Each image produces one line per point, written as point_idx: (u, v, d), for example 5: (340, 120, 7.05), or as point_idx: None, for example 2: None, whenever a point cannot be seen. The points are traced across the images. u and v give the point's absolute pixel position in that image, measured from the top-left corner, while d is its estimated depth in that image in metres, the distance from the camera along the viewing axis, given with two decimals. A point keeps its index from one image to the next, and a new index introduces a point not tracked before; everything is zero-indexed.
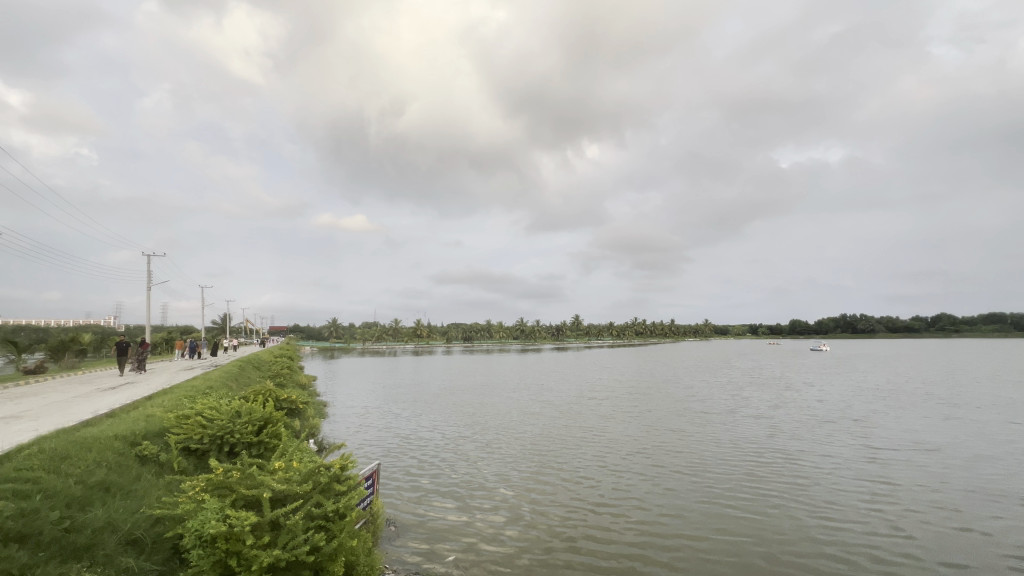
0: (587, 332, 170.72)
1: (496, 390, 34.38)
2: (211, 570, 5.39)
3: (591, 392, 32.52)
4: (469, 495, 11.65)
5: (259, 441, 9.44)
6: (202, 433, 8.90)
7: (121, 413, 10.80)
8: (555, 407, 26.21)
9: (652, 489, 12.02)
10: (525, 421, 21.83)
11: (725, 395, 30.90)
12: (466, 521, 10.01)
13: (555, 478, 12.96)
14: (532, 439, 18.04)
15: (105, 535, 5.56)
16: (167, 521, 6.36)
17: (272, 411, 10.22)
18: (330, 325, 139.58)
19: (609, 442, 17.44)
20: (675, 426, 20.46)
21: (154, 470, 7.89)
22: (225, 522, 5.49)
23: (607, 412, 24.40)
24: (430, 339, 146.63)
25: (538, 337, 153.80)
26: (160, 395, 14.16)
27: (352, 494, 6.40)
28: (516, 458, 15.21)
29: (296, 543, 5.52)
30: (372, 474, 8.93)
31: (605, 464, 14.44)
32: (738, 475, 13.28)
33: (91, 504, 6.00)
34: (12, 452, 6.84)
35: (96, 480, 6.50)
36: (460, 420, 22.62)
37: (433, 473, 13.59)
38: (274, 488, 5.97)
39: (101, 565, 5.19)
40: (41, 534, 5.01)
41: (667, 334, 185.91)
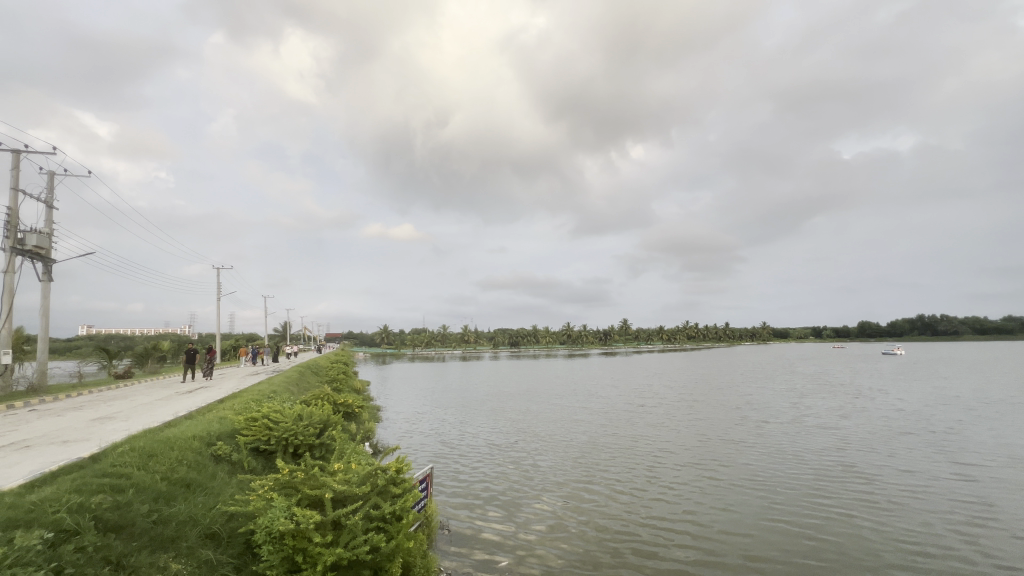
0: (636, 336, 166.89)
1: (543, 396, 34.36)
2: (280, 565, 5.71)
3: (640, 399, 31.71)
4: (520, 503, 11.77)
5: (320, 443, 9.92)
6: (269, 435, 9.47)
7: (196, 415, 11.71)
8: (602, 415, 25.74)
9: (709, 504, 11.61)
10: (573, 429, 21.68)
11: (787, 403, 29.28)
12: (518, 530, 10.13)
13: (604, 491, 12.71)
14: (579, 448, 17.81)
15: (188, 529, 6.01)
16: (240, 517, 6.79)
17: (331, 415, 10.71)
18: (382, 332, 144.26)
19: (660, 453, 16.93)
20: (731, 436, 19.61)
21: (228, 468, 8.47)
22: (292, 520, 5.80)
23: (658, 420, 23.72)
24: (478, 345, 148.45)
25: (585, 342, 152.01)
26: (230, 398, 15.23)
27: (408, 497, 6.55)
28: (564, 468, 15.04)
29: (357, 543, 5.73)
30: (426, 477, 9.12)
31: (657, 477, 13.98)
32: (803, 493, 12.45)
33: (175, 498, 6.51)
34: (108, 450, 7.56)
35: (179, 476, 7.06)
36: (508, 426, 22.80)
37: (481, 481, 13.70)
38: (335, 489, 6.23)
39: (184, 556, 5.60)
40: (134, 525, 5.49)
41: (722, 338, 178.33)
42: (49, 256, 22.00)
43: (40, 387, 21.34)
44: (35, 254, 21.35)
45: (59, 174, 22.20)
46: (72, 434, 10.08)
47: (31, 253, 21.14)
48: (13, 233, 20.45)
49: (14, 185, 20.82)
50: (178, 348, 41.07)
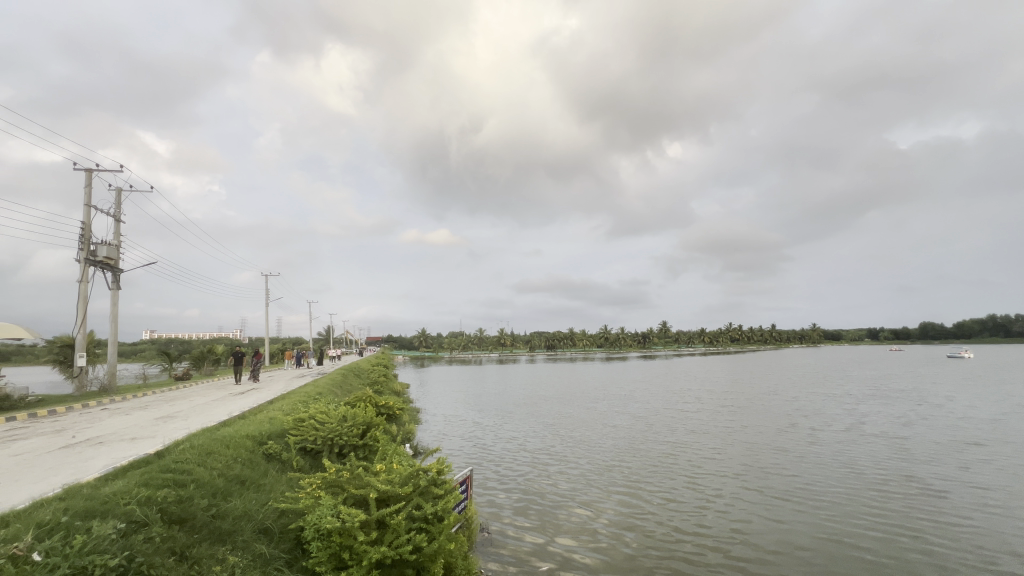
0: (676, 339, 162.71)
1: (580, 400, 34.07)
2: (328, 561, 5.91)
3: (681, 404, 30.85)
4: (558, 510, 11.73)
5: (363, 444, 10.20)
6: (315, 435, 9.82)
7: (249, 415, 12.32)
8: (641, 420, 25.14)
9: (754, 517, 11.19)
10: (611, 434, 21.39)
11: (840, 410, 27.75)
12: (555, 538, 10.09)
13: (642, 500, 12.38)
14: (616, 455, 17.44)
15: (243, 523, 6.32)
16: (290, 514, 7.07)
17: (373, 416, 10.98)
18: (420, 335, 146.98)
19: (702, 461, 16.44)
20: (778, 444, 18.79)
21: (278, 466, 8.84)
22: (339, 518, 5.99)
23: (699, 427, 23.05)
24: (514, 348, 148.69)
25: (623, 344, 149.43)
26: (280, 399, 15.93)
27: (449, 498, 6.63)
28: (601, 475, 14.76)
29: (400, 543, 5.85)
30: (466, 479, 9.20)
31: (698, 488, 13.48)
32: (857, 507, 11.76)
33: (231, 494, 6.87)
34: (170, 447, 8.06)
35: (234, 473, 7.44)
36: (545, 431, 22.77)
37: (517, 487, 13.65)
38: (379, 489, 6.37)
39: (240, 549, 5.89)
40: (195, 518, 5.84)
41: (767, 341, 171.00)
42: (117, 266, 23.77)
43: (109, 388, 23.01)
44: (105, 264, 23.11)
45: (125, 190, 23.94)
46: (138, 432, 10.78)
47: (102, 263, 22.90)
48: (87, 245, 22.22)
49: (88, 201, 22.66)
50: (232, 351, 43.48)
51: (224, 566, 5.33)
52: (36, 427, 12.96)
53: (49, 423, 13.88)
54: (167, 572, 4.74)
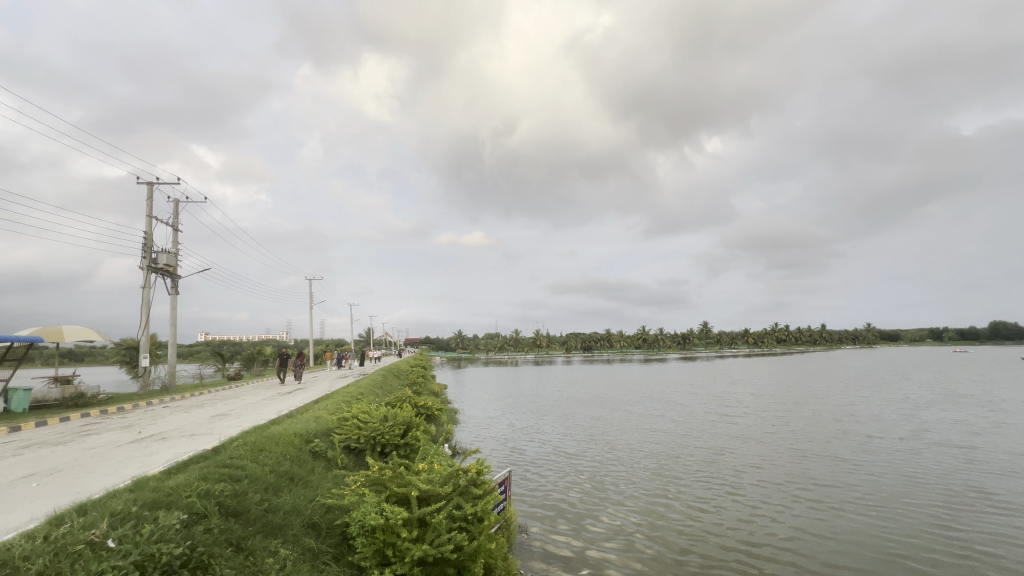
0: (718, 340, 157.65)
1: (618, 403, 33.58)
2: (373, 557, 6.07)
3: (723, 408, 29.91)
4: (594, 515, 11.71)
5: (404, 443, 10.43)
6: (359, 434, 10.13)
7: (296, 414, 12.84)
8: (681, 424, 24.51)
9: (800, 528, 10.81)
10: (649, 439, 21.04)
11: (899, 416, 26.12)
12: (592, 543, 10.10)
13: (682, 508, 12.14)
14: (655, 460, 17.09)
15: (293, 518, 6.60)
16: (336, 510, 7.32)
17: (414, 416, 11.21)
18: (457, 337, 148.83)
19: (746, 468, 15.95)
20: (828, 452, 17.97)
21: (324, 464, 9.18)
22: (382, 515, 6.16)
23: (743, 432, 22.29)
24: (550, 349, 148.22)
25: (662, 346, 146.15)
26: (325, 398, 16.57)
27: (489, 498, 6.67)
28: (639, 481, 14.49)
29: (441, 541, 5.94)
30: (505, 480, 9.23)
31: (742, 497, 13.01)
32: (914, 521, 11.15)
33: (281, 489, 7.19)
34: (226, 444, 8.52)
35: (284, 470, 7.78)
36: (582, 433, 22.65)
37: (553, 492, 13.61)
38: (420, 488, 6.48)
39: (290, 542, 6.15)
40: (249, 511, 6.14)
41: (817, 342, 162.88)
42: (176, 272, 25.33)
43: (169, 387, 24.50)
44: (165, 271, 24.71)
45: (181, 201, 25.48)
46: (196, 429, 11.45)
47: (162, 270, 24.48)
48: (149, 253, 23.82)
49: (150, 213, 24.31)
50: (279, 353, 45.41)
51: (276, 558, 5.58)
52: (108, 423, 14.04)
53: (117, 420, 14.93)
54: (225, 561, 5.01)
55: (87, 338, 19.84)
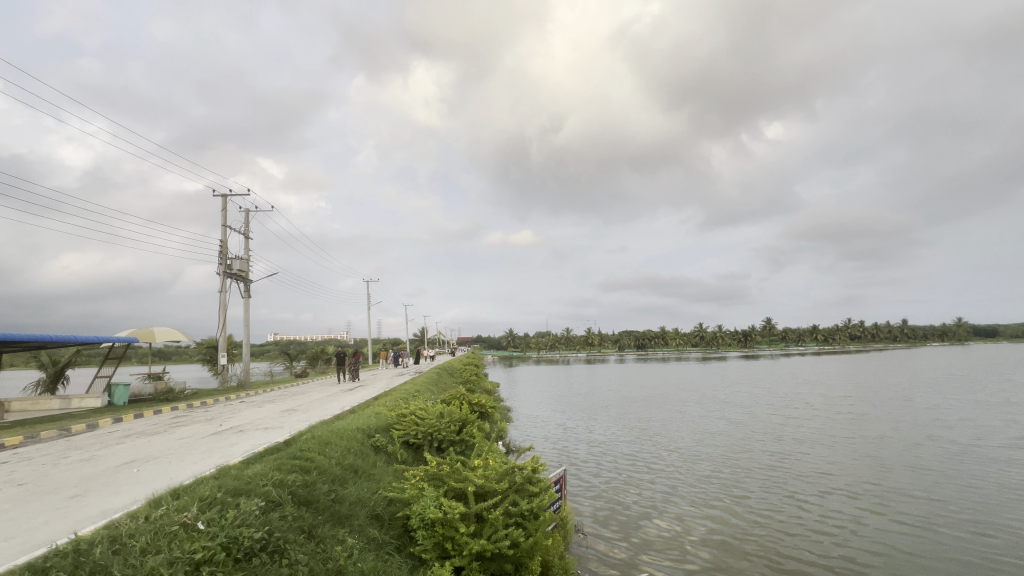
0: (783, 337, 148.61)
1: (674, 403, 32.48)
2: (433, 549, 6.27)
3: (790, 410, 28.20)
4: (648, 519, 11.49)
5: (460, 440, 10.65)
6: (417, 429, 10.45)
7: (358, 410, 13.48)
8: (743, 427, 23.23)
9: (873, 541, 10.09)
10: (708, 441, 20.24)
11: (997, 422, 23.46)
12: (645, 548, 9.92)
13: (742, 515, 11.64)
14: (713, 465, 16.35)
15: (358, 509, 6.92)
16: (397, 503, 7.60)
17: (468, 413, 11.42)
18: (508, 336, 149.98)
19: (813, 475, 15.01)
20: (910, 460, 16.53)
21: (385, 458, 9.57)
22: (441, 509, 6.32)
23: (812, 436, 20.93)
24: (603, 347, 145.88)
25: (721, 343, 139.97)
26: (384, 396, 17.24)
27: (545, 496, 6.66)
28: (696, 486, 13.92)
29: (498, 537, 6.01)
30: (559, 479, 9.17)
31: (810, 507, 12.15)
32: (1012, 540, 10.05)
33: (347, 481, 7.57)
34: (296, 437, 9.08)
35: (348, 463, 8.18)
36: (636, 434, 22.17)
37: (604, 495, 13.37)
38: (476, 484, 6.58)
39: (356, 531, 6.46)
40: (318, 501, 6.51)
41: (898, 339, 149.51)
42: (247, 277, 27.26)
43: (245, 383, 26.47)
44: (239, 276, 26.67)
45: (251, 211, 27.44)
46: (268, 422, 12.31)
47: (236, 275, 26.43)
48: (224, 260, 25.80)
49: (225, 223, 26.39)
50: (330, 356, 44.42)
51: (344, 546, 5.87)
52: (193, 416, 15.42)
53: (201, 413, 16.36)
54: (298, 547, 5.33)
55: (173, 339, 21.81)
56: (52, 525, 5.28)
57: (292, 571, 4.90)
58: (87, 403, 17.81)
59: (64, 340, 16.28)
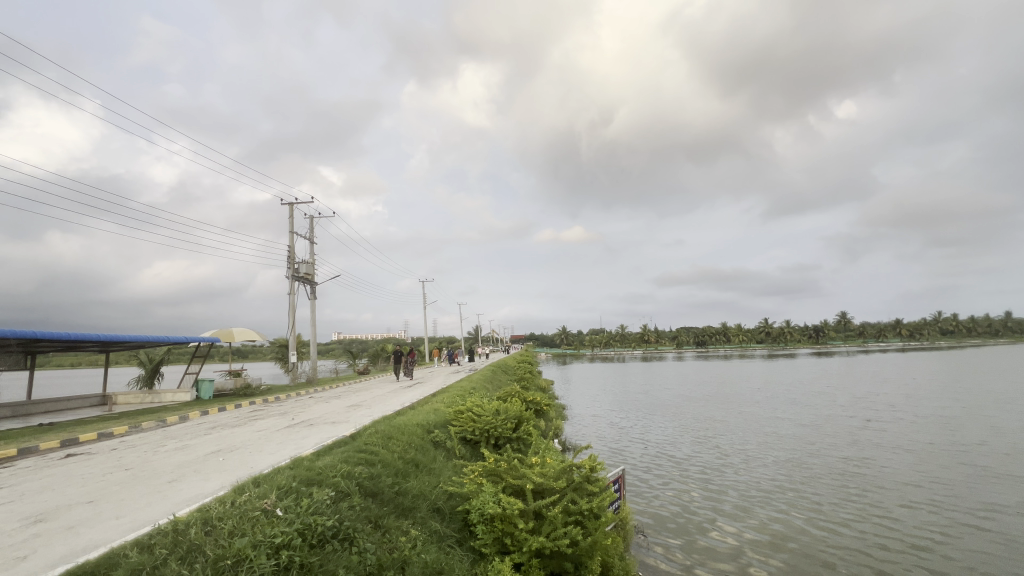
0: (861, 333, 137.34)
1: (738, 403, 30.87)
2: (493, 545, 6.36)
3: (869, 412, 26.02)
4: (707, 525, 11.08)
5: (517, 437, 10.74)
6: (474, 426, 10.64)
7: (417, 406, 13.94)
8: (815, 429, 21.71)
9: (966, 561, 9.16)
10: (775, 444, 19.14)
11: None
12: (703, 555, 9.57)
13: (812, 525, 10.95)
14: (780, 470, 15.45)
15: (421, 501, 7.16)
16: (457, 497, 7.79)
17: (524, 411, 11.48)
18: (561, 332, 149.40)
19: (896, 483, 13.83)
20: (1014, 470, 14.77)
21: (444, 453, 9.81)
22: (500, 505, 6.41)
23: (895, 441, 19.22)
24: (660, 344, 141.88)
25: (789, 340, 131.75)
26: (441, 392, 17.69)
27: (604, 496, 6.55)
28: (762, 493, 13.23)
29: (558, 535, 5.99)
30: (618, 479, 9.00)
31: (893, 521, 11.16)
32: None
33: (409, 475, 7.83)
34: (361, 431, 9.53)
35: (410, 457, 8.46)
36: (695, 435, 21.35)
37: (661, 499, 12.99)
38: (534, 481, 6.58)
39: (418, 523, 6.68)
40: (383, 493, 6.79)
41: (999, 334, 133.70)
42: (314, 280, 28.94)
43: (313, 380, 28.20)
44: (306, 279, 28.34)
45: (314, 217, 29.04)
46: (336, 417, 13.03)
47: (303, 278, 28.10)
48: (293, 264, 27.53)
49: (291, 229, 28.12)
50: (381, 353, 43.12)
51: (408, 537, 6.09)
52: (269, 411, 16.58)
53: (276, 407, 17.62)
54: (366, 536, 5.58)
55: (250, 338, 23.60)
56: (154, 507, 5.86)
57: (362, 557, 5.15)
58: (178, 397, 19.71)
59: (159, 340, 18.07)
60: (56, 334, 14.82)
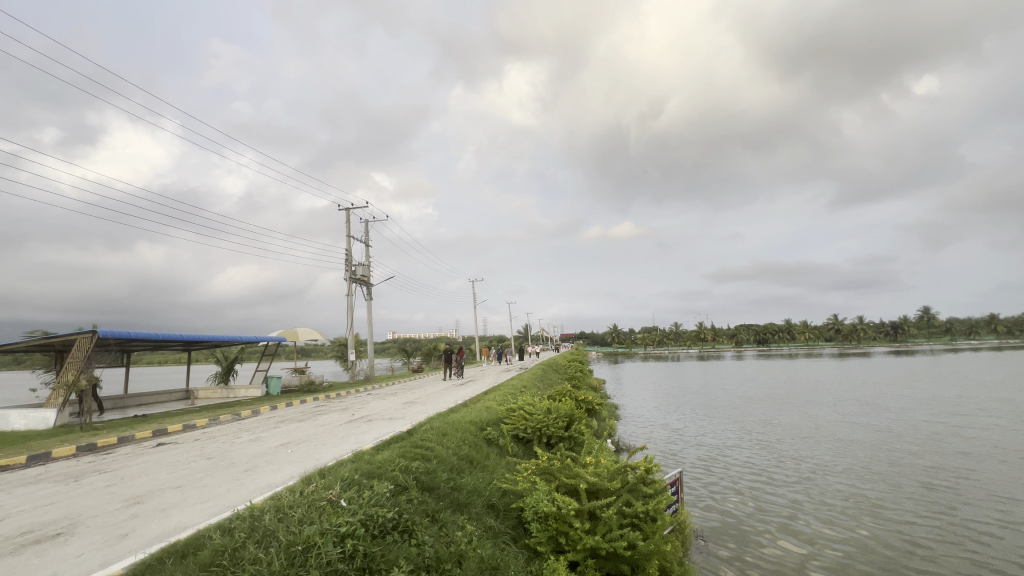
0: (947, 329, 124.96)
1: (803, 405, 29.02)
2: (548, 543, 6.35)
3: (958, 417, 23.64)
4: (769, 534, 10.57)
5: (569, 436, 10.69)
6: (526, 424, 10.65)
7: (470, 404, 14.18)
8: (892, 436, 20.05)
9: None
10: (846, 450, 17.84)
11: None
12: (764, 565, 9.14)
13: (886, 539, 10.20)
14: (852, 478, 14.46)
15: (475, 497, 7.28)
16: (510, 494, 7.85)
17: (576, 410, 11.37)
18: (612, 330, 146.75)
19: (988, 497, 12.56)
20: None
21: (497, 451, 9.91)
22: (554, 504, 6.39)
23: (988, 449, 17.38)
24: (717, 342, 136.07)
25: (863, 337, 122.13)
26: (492, 390, 17.89)
27: (661, 499, 6.38)
28: (830, 502, 12.45)
29: (613, 536, 5.88)
30: (675, 481, 8.74)
31: (984, 539, 10.16)
32: None
33: (463, 471, 7.97)
34: (417, 427, 9.82)
35: (464, 454, 8.61)
36: (757, 439, 20.31)
37: (719, 506, 12.41)
38: (588, 481, 6.50)
39: (474, 518, 6.79)
40: (439, 488, 6.96)
41: None
42: (370, 281, 30.16)
43: (370, 377, 29.38)
44: (362, 280, 29.54)
45: (369, 220, 30.17)
46: (393, 413, 13.51)
47: (360, 279, 29.31)
48: (350, 267, 28.81)
49: (348, 233, 29.41)
50: (433, 352, 44.22)
51: (464, 532, 6.21)
52: (331, 406, 17.47)
53: (338, 403, 18.54)
54: (424, 529, 5.74)
55: (313, 338, 24.93)
56: (233, 493, 6.35)
57: (420, 550, 5.30)
58: (251, 393, 21.16)
59: (233, 340, 19.47)
60: (146, 334, 16.32)
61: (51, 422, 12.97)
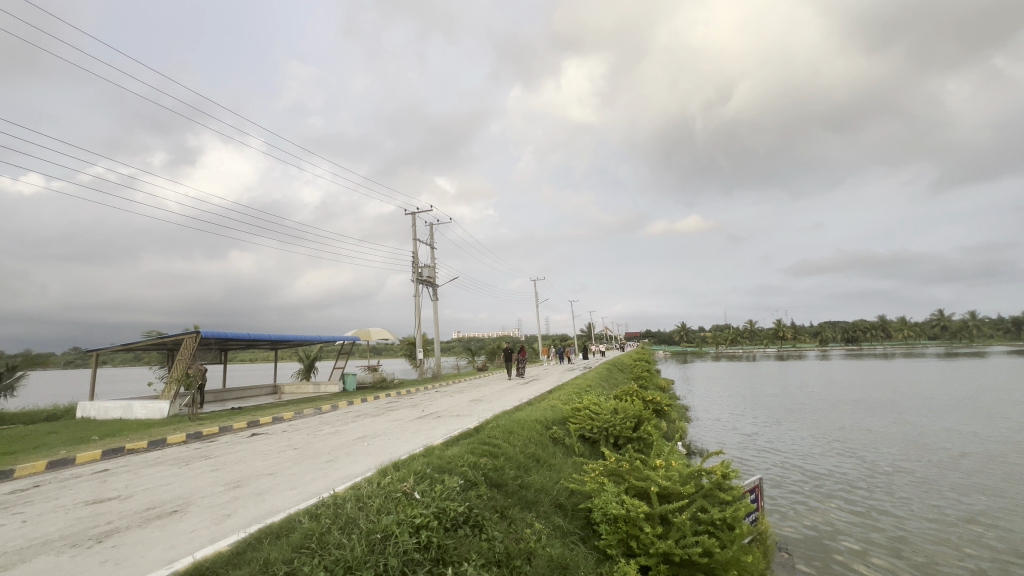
0: None
1: (901, 411, 26.30)
2: (618, 545, 6.23)
3: None
4: (859, 551, 9.73)
5: (637, 437, 10.41)
6: (592, 424, 10.51)
7: (534, 402, 14.26)
8: (1014, 448, 17.63)
9: None
10: (954, 462, 15.97)
11: None
12: None
13: (1003, 566, 9.03)
14: (962, 495, 12.90)
15: (542, 495, 7.29)
16: (578, 495, 7.79)
17: (643, 410, 11.05)
18: (680, 329, 140.82)
19: None
20: None
21: (563, 450, 9.87)
22: (624, 506, 6.24)
23: None
24: (797, 341, 126.40)
25: (975, 336, 108.03)
26: (557, 390, 17.86)
27: (739, 506, 5.99)
28: (934, 520, 11.22)
29: (687, 542, 5.65)
30: (754, 488, 8.22)
31: None
32: None
33: (530, 469, 8.01)
34: (484, 424, 10.01)
35: (531, 452, 8.66)
36: (845, 447, 18.69)
37: (802, 518, 11.58)
38: (659, 484, 6.26)
39: (541, 516, 6.81)
40: (507, 484, 7.04)
41: None
42: (435, 282, 31.21)
43: (438, 375, 30.37)
44: (428, 281, 30.60)
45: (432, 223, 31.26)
46: (461, 410, 13.89)
47: (426, 281, 30.37)
48: (417, 269, 29.97)
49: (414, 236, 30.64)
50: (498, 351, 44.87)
51: (533, 529, 6.23)
52: (402, 402, 18.27)
53: (408, 400, 19.37)
54: (494, 525, 5.84)
55: (384, 337, 26.21)
56: (318, 482, 6.83)
57: (490, 545, 5.39)
58: (330, 389, 22.64)
59: (313, 339, 20.95)
60: (240, 334, 17.99)
61: (165, 412, 14.60)
